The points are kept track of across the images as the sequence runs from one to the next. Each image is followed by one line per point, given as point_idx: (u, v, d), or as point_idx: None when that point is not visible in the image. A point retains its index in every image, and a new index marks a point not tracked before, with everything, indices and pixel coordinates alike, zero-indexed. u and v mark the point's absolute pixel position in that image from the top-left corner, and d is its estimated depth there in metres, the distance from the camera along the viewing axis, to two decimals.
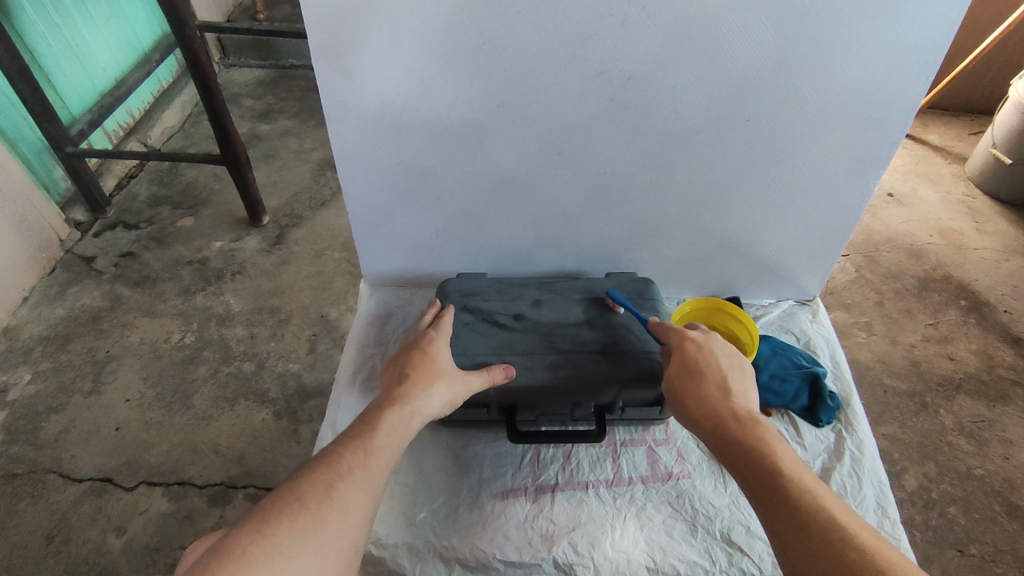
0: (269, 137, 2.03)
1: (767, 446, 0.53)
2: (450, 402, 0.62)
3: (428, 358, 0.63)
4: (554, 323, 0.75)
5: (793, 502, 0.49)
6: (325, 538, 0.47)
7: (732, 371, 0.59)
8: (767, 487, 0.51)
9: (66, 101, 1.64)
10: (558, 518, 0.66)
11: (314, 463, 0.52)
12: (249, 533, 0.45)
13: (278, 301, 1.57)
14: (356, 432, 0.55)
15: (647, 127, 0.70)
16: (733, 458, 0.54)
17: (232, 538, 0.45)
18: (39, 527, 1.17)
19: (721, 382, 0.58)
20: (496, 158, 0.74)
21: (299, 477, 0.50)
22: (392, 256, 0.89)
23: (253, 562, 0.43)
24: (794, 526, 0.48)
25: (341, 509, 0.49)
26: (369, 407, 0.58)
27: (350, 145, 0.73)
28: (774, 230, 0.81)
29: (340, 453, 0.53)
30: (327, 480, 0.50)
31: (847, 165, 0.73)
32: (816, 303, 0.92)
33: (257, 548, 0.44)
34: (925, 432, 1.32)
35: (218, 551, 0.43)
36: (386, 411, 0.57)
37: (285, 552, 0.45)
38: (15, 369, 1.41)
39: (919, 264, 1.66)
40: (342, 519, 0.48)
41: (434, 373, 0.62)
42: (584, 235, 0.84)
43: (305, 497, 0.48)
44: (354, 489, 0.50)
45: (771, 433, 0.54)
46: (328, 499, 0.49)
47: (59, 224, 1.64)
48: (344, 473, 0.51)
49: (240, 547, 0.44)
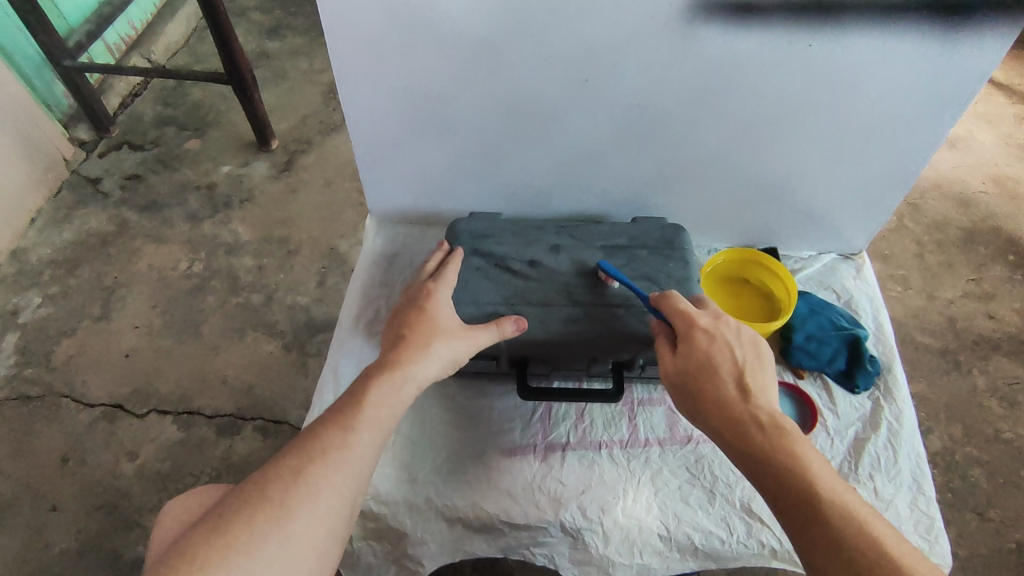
0: (278, 55, 1.91)
1: (797, 457, 0.49)
2: (454, 360, 0.58)
3: (425, 317, 0.59)
4: (572, 272, 0.68)
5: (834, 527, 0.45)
6: (293, 530, 0.44)
7: (749, 366, 0.54)
8: (802, 507, 0.47)
9: (62, 10, 1.54)
10: (568, 479, 0.62)
11: (288, 447, 0.49)
12: (206, 530, 0.43)
13: (287, 232, 1.51)
14: (338, 406, 0.51)
15: (689, 51, 0.60)
16: (759, 471, 0.50)
17: (186, 536, 0.43)
18: (53, 449, 1.19)
19: (739, 380, 0.53)
20: (514, 84, 0.66)
21: (268, 465, 0.47)
22: (400, 190, 0.82)
23: (206, 561, 0.41)
24: (835, 553, 0.44)
25: (311, 498, 0.46)
26: (361, 373, 0.55)
27: (352, 64, 0.65)
28: (820, 176, 0.73)
29: (316, 433, 0.49)
30: (296, 467, 0.47)
31: (915, 108, 0.63)
32: (861, 258, 0.84)
33: (210, 548, 0.42)
34: (955, 392, 1.26)
35: (171, 552, 0.42)
36: (373, 381, 0.53)
37: (242, 551, 0.42)
38: (25, 292, 1.40)
39: (967, 214, 1.55)
40: (313, 509, 0.45)
41: (431, 332, 0.58)
42: (609, 174, 0.76)
43: (268, 488, 0.45)
44: (329, 476, 0.47)
45: (801, 442, 0.50)
46: (296, 488, 0.46)
47: (63, 143, 1.58)
48: (317, 456, 0.47)
49: (193, 547, 0.42)
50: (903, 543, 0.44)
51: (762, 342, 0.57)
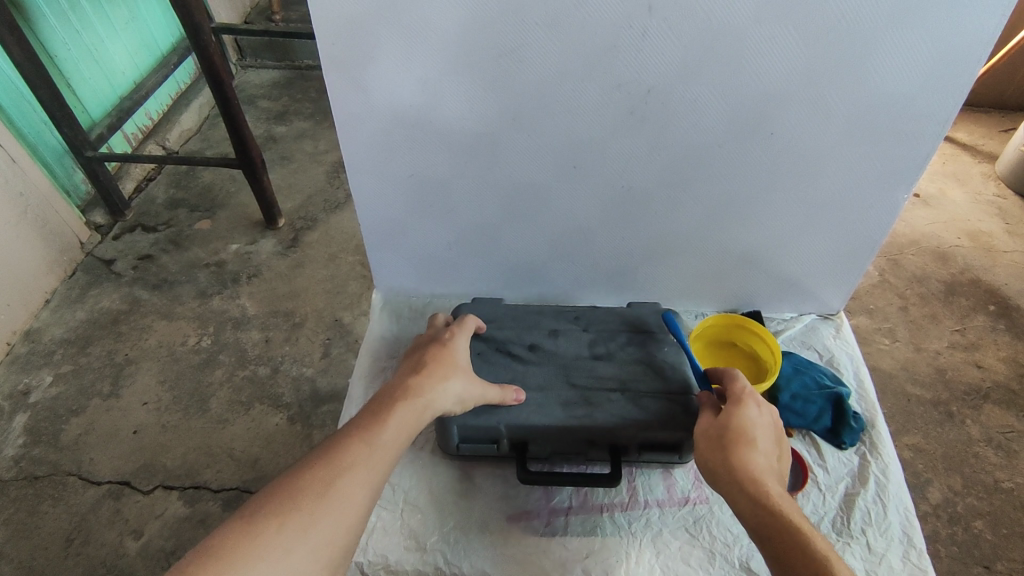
0: (285, 139, 2.03)
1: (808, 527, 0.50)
2: (461, 400, 0.63)
3: (448, 352, 0.65)
4: (569, 355, 0.72)
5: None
6: (317, 541, 0.48)
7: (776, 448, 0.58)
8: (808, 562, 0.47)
9: (85, 105, 1.66)
10: (572, 544, 0.65)
11: (316, 456, 0.52)
12: (240, 529, 0.46)
13: (293, 305, 1.57)
14: (365, 421, 0.56)
15: (665, 140, 0.68)
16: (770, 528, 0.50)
17: (217, 536, 0.46)
18: (58, 529, 1.19)
19: (769, 456, 0.56)
20: (510, 170, 0.73)
21: (298, 471, 0.51)
22: (404, 268, 0.88)
23: (235, 563, 0.44)
24: None
25: (335, 509, 0.49)
26: (384, 392, 0.59)
27: (363, 156, 0.72)
28: (794, 244, 0.79)
29: (342, 447, 0.53)
30: (324, 478, 0.50)
31: (875, 182, 0.70)
32: (839, 318, 0.89)
33: (239, 551, 0.45)
34: (951, 443, 1.28)
35: (202, 549, 0.45)
36: (399, 402, 0.57)
37: (269, 559, 0.45)
38: (37, 371, 1.44)
39: (945, 267, 1.61)
40: (337, 520, 0.49)
41: (451, 367, 0.63)
42: (600, 249, 0.82)
43: (298, 498, 0.49)
44: (351, 491, 0.51)
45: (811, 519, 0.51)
46: (323, 501, 0.49)
47: (78, 227, 1.66)
48: (344, 471, 0.51)
49: (226, 550, 0.45)
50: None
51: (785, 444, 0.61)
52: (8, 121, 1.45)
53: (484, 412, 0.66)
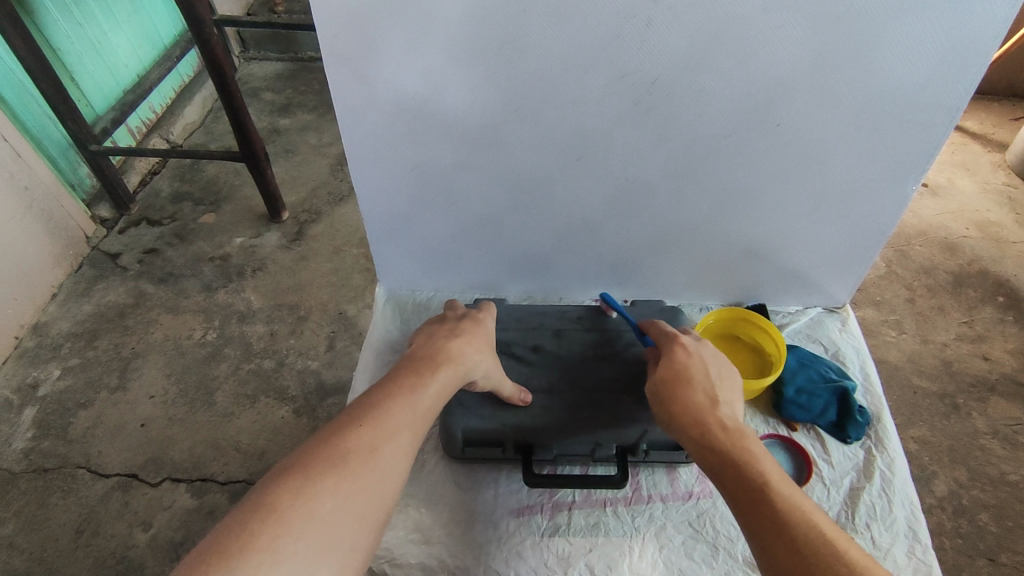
0: (288, 132, 2.03)
1: (754, 454, 0.53)
2: (485, 374, 0.64)
3: (482, 329, 0.67)
4: (573, 356, 0.71)
5: (781, 513, 0.48)
6: (364, 502, 0.49)
7: (719, 380, 0.59)
8: (753, 497, 0.49)
9: (90, 99, 1.66)
10: (576, 538, 0.65)
11: (359, 416, 0.53)
12: (294, 487, 0.47)
13: (298, 298, 1.57)
14: (407, 384, 0.57)
15: (671, 131, 0.67)
16: (720, 470, 0.53)
17: (271, 493, 0.46)
18: (68, 521, 1.21)
19: (709, 389, 0.58)
20: (513, 163, 0.72)
21: (345, 430, 0.52)
22: (408, 261, 0.88)
23: (291, 524, 0.45)
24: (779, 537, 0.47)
25: (380, 471, 0.51)
26: (425, 352, 0.61)
27: (365, 148, 0.72)
28: (799, 236, 0.78)
29: (388, 409, 0.54)
30: (371, 441, 0.52)
31: (882, 173, 0.70)
32: (845, 310, 0.88)
33: (295, 512, 0.46)
34: (957, 435, 1.28)
35: (257, 509, 0.45)
36: (443, 368, 0.59)
37: (322, 520, 0.46)
38: (45, 364, 1.45)
39: (953, 258, 1.60)
40: (382, 483, 0.51)
41: (484, 343, 0.65)
42: (604, 241, 0.82)
43: (347, 459, 0.50)
44: (395, 453, 0.52)
45: (759, 447, 0.54)
46: (370, 463, 0.51)
47: (83, 221, 1.67)
48: (389, 434, 0.53)
49: (281, 510, 0.46)
50: (846, 536, 0.46)
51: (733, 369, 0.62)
52: (14, 115, 1.46)
53: (491, 414, 0.67)
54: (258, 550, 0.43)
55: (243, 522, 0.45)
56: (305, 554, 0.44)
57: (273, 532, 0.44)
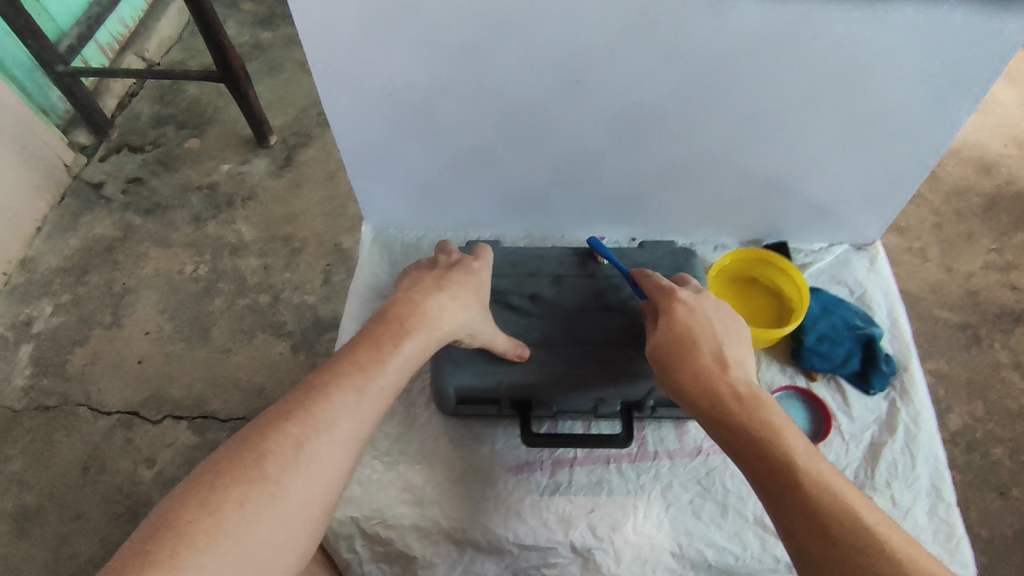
0: (272, 46, 1.86)
1: (774, 426, 0.48)
2: (471, 331, 0.58)
3: (473, 280, 0.61)
4: (575, 306, 0.65)
5: (809, 495, 0.44)
6: (287, 509, 0.44)
7: (727, 339, 0.54)
8: (776, 477, 0.45)
9: (50, 13, 1.51)
10: (577, 498, 0.62)
11: (290, 408, 0.47)
12: (201, 498, 0.43)
13: (291, 229, 1.50)
14: (359, 363, 0.50)
15: (688, 46, 0.57)
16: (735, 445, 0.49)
17: (173, 507, 0.42)
18: (74, 458, 1.22)
19: (716, 352, 0.53)
20: (503, 85, 0.63)
21: (269, 429, 0.46)
22: (393, 198, 0.80)
23: (194, 542, 0.41)
24: (809, 520, 0.43)
25: (308, 472, 0.46)
26: (399, 309, 0.55)
27: (331, 70, 0.62)
28: (829, 165, 0.70)
29: (327, 396, 0.48)
30: (298, 437, 0.46)
31: (933, 93, 0.60)
32: (874, 248, 0.80)
33: (200, 527, 0.41)
34: (976, 368, 1.23)
35: (160, 523, 0.41)
36: (408, 337, 0.53)
37: (232, 533, 0.42)
38: (37, 302, 1.41)
39: (989, 179, 1.48)
40: (311, 485, 0.46)
41: (473, 296, 0.59)
42: (609, 174, 0.73)
43: (265, 461, 0.45)
44: (331, 448, 0.47)
45: (778, 415, 0.49)
46: (294, 464, 0.45)
47: (62, 149, 1.57)
48: (321, 429, 0.47)
49: (187, 521, 0.42)
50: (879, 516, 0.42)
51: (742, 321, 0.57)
52: None
53: (484, 371, 0.62)
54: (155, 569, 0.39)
55: (144, 537, 0.41)
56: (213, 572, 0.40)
57: (171, 548, 0.40)
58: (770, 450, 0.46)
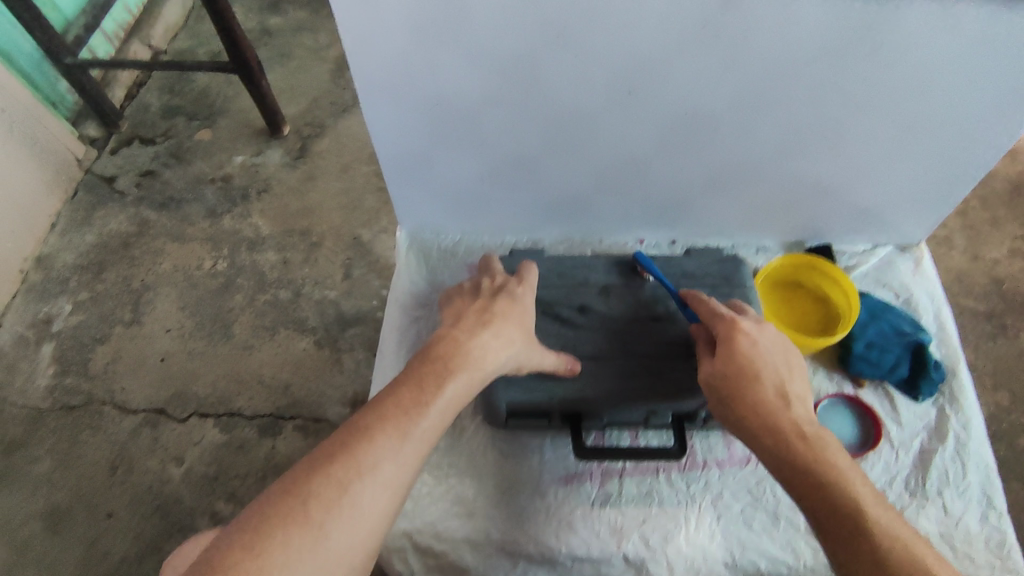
0: (281, 32, 1.82)
1: (838, 472, 0.49)
2: (517, 365, 0.58)
3: (518, 307, 0.60)
4: (624, 318, 0.65)
5: (879, 549, 0.44)
6: (328, 555, 0.44)
7: (788, 373, 0.54)
8: (843, 523, 0.46)
9: (56, 3, 1.47)
10: (628, 509, 0.62)
11: (337, 450, 0.48)
12: (246, 541, 0.43)
13: (308, 223, 1.48)
14: (403, 403, 0.51)
15: (744, 55, 0.56)
16: (798, 486, 0.49)
17: (220, 550, 0.42)
18: (102, 457, 1.22)
19: (779, 387, 0.53)
20: (553, 95, 0.62)
21: (316, 470, 0.46)
22: (430, 202, 0.79)
23: None
24: (877, 571, 0.44)
25: (352, 518, 0.45)
26: (442, 349, 0.55)
27: (377, 79, 0.61)
28: (879, 171, 0.69)
29: (372, 437, 0.48)
30: (343, 480, 0.46)
31: (994, 102, 0.59)
32: (920, 250, 0.78)
33: (244, 570, 0.42)
34: (1002, 357, 1.23)
35: (205, 565, 0.42)
36: (455, 373, 0.53)
37: None
38: (56, 299, 1.40)
39: (1015, 164, 1.46)
40: (353, 530, 0.45)
41: (518, 326, 0.58)
42: (652, 179, 0.72)
43: (309, 504, 0.45)
44: (375, 493, 0.47)
45: (840, 457, 0.50)
46: (338, 507, 0.45)
47: (72, 143, 1.55)
48: (365, 472, 0.47)
49: (232, 566, 0.42)
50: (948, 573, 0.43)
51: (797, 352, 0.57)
52: None
53: (537, 385, 0.62)
54: None
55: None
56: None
57: None
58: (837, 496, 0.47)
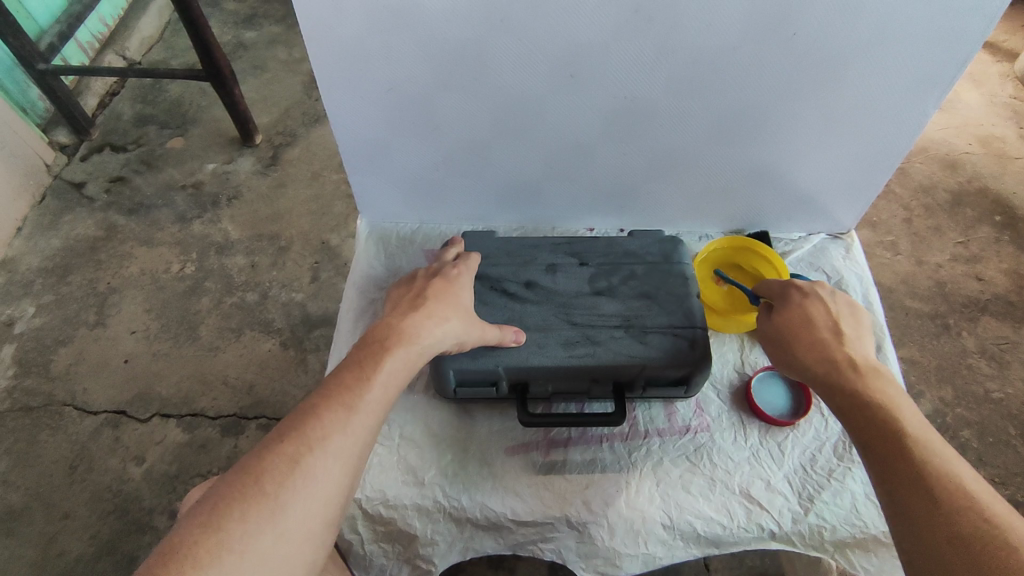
0: (256, 46, 1.86)
1: (887, 398, 0.52)
2: (457, 341, 0.59)
3: (452, 290, 0.61)
4: (569, 292, 0.68)
5: (916, 459, 0.47)
6: (287, 525, 0.43)
7: (843, 320, 0.60)
8: (885, 438, 0.49)
9: (30, 11, 1.49)
10: (572, 475, 0.64)
11: (283, 430, 0.47)
12: (202, 522, 0.42)
13: (278, 228, 1.50)
14: (346, 382, 0.50)
15: (674, 45, 0.60)
16: (845, 411, 0.53)
17: (177, 535, 0.41)
18: (61, 457, 1.21)
19: (833, 328, 0.59)
20: (502, 82, 0.65)
21: (265, 450, 0.46)
22: (390, 191, 0.82)
23: (197, 563, 0.40)
24: (912, 477, 0.46)
25: (307, 490, 0.45)
26: (378, 333, 0.55)
27: (334, 65, 0.64)
28: (807, 159, 0.74)
29: (317, 415, 0.48)
30: (293, 455, 0.45)
31: (905, 89, 0.64)
32: (850, 237, 0.85)
33: (202, 548, 0.40)
34: (945, 355, 1.29)
35: (158, 555, 0.40)
36: (392, 347, 0.54)
37: (236, 550, 0.41)
38: (18, 302, 1.39)
39: (954, 175, 1.54)
40: (310, 500, 0.45)
41: (453, 306, 0.60)
42: (599, 167, 0.76)
43: (263, 480, 0.44)
44: (329, 466, 0.46)
45: (890, 386, 0.53)
46: (292, 480, 0.45)
47: (42, 148, 1.55)
48: (316, 445, 0.46)
49: (188, 546, 0.40)
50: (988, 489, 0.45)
51: (861, 311, 0.62)
52: None
53: (483, 354, 0.64)
54: None
55: (151, 563, 0.40)
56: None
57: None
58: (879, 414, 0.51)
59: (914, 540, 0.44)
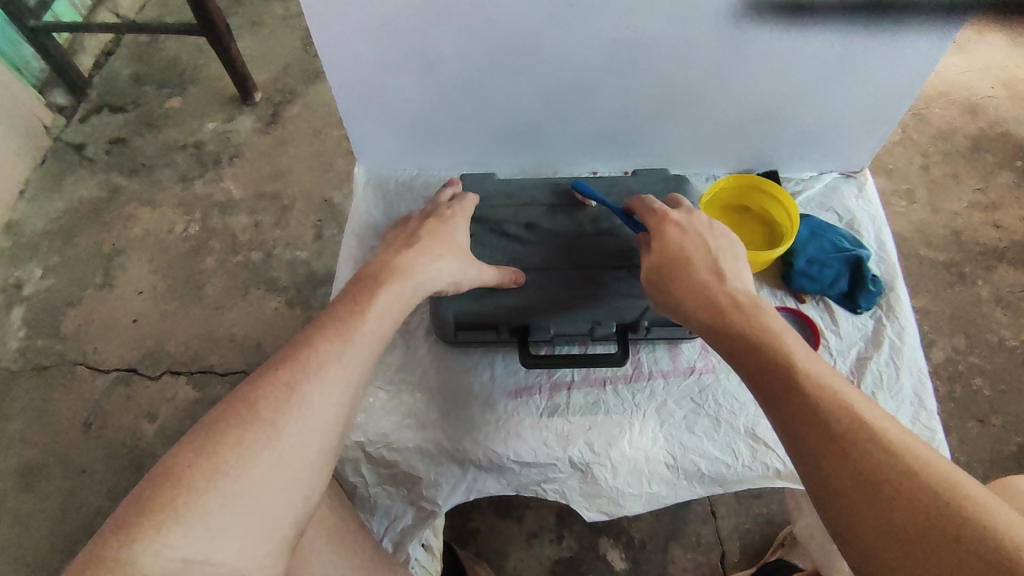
0: (251, 0, 1.80)
1: (773, 333, 0.50)
2: (454, 281, 0.58)
3: (447, 230, 0.60)
4: (570, 232, 0.67)
5: (808, 397, 0.45)
6: (284, 449, 0.43)
7: (721, 252, 0.56)
8: (778, 380, 0.47)
9: None
10: (574, 418, 0.64)
11: (279, 359, 0.47)
12: (198, 445, 0.42)
13: (279, 186, 1.49)
14: (340, 315, 0.50)
15: None
16: (736, 352, 0.51)
17: (173, 456, 0.42)
18: (75, 415, 1.23)
19: (711, 264, 0.55)
20: (495, 15, 0.62)
21: (260, 378, 0.45)
22: (386, 135, 0.80)
23: (194, 483, 0.40)
24: (807, 417, 0.45)
25: (303, 415, 0.44)
26: (372, 270, 0.54)
27: (322, 1, 0.60)
28: (818, 94, 0.70)
29: (313, 344, 0.48)
30: (289, 382, 0.45)
31: (925, 17, 0.60)
32: (863, 175, 0.82)
33: (198, 468, 0.41)
34: (959, 304, 1.27)
35: (156, 475, 0.41)
36: (386, 283, 0.53)
37: (233, 472, 0.41)
38: (26, 265, 1.40)
39: (976, 120, 1.49)
40: (307, 425, 0.44)
41: (448, 245, 0.59)
42: (600, 105, 0.73)
43: (259, 406, 0.44)
44: (325, 392, 0.46)
45: (778, 322, 0.51)
46: (288, 407, 0.44)
47: (40, 110, 1.53)
48: (311, 372, 0.46)
49: (187, 468, 0.41)
50: (882, 411, 0.44)
51: (736, 239, 0.59)
52: None
53: (483, 297, 0.63)
54: (159, 514, 0.39)
55: (150, 483, 0.41)
56: (217, 513, 0.40)
57: (170, 493, 0.40)
58: (771, 355, 0.48)
59: (818, 484, 0.43)
